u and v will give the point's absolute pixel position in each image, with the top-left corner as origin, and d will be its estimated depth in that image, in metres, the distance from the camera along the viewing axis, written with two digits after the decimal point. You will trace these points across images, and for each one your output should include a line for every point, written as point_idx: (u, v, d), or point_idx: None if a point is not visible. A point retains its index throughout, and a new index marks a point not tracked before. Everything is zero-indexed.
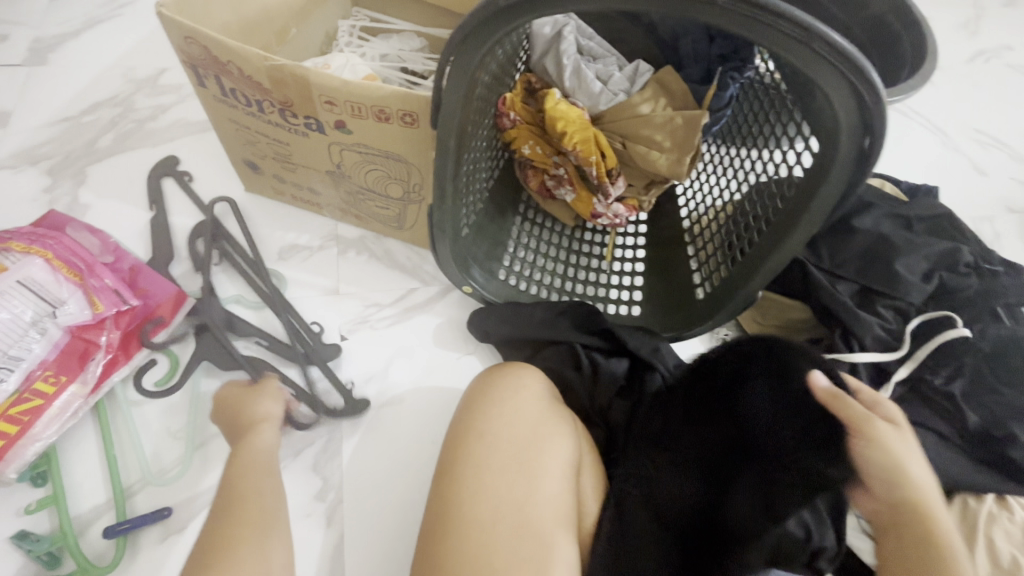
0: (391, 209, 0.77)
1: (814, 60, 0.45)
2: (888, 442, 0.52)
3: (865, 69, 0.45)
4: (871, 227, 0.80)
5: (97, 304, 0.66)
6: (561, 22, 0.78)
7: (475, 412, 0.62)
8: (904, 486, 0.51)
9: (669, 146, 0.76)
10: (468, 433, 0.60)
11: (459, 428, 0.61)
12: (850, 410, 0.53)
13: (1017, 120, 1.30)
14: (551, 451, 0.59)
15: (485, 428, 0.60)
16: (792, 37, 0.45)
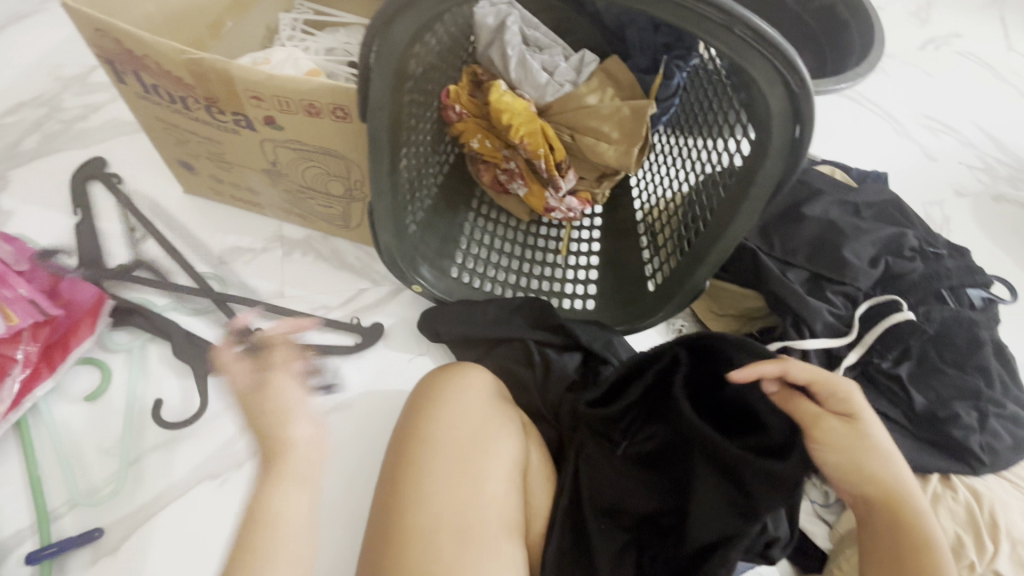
0: (334, 207, 0.75)
1: (740, 45, 0.45)
2: (842, 443, 0.53)
3: (791, 55, 0.44)
4: (820, 214, 0.81)
5: (11, 315, 0.63)
6: (503, 12, 0.76)
7: (422, 416, 0.61)
8: (868, 483, 0.53)
9: (617, 137, 0.75)
10: (412, 439, 0.60)
11: (405, 433, 0.60)
12: (802, 412, 0.54)
13: (964, 106, 1.33)
14: (497, 454, 0.59)
15: (430, 433, 0.59)
16: (716, 22, 0.44)
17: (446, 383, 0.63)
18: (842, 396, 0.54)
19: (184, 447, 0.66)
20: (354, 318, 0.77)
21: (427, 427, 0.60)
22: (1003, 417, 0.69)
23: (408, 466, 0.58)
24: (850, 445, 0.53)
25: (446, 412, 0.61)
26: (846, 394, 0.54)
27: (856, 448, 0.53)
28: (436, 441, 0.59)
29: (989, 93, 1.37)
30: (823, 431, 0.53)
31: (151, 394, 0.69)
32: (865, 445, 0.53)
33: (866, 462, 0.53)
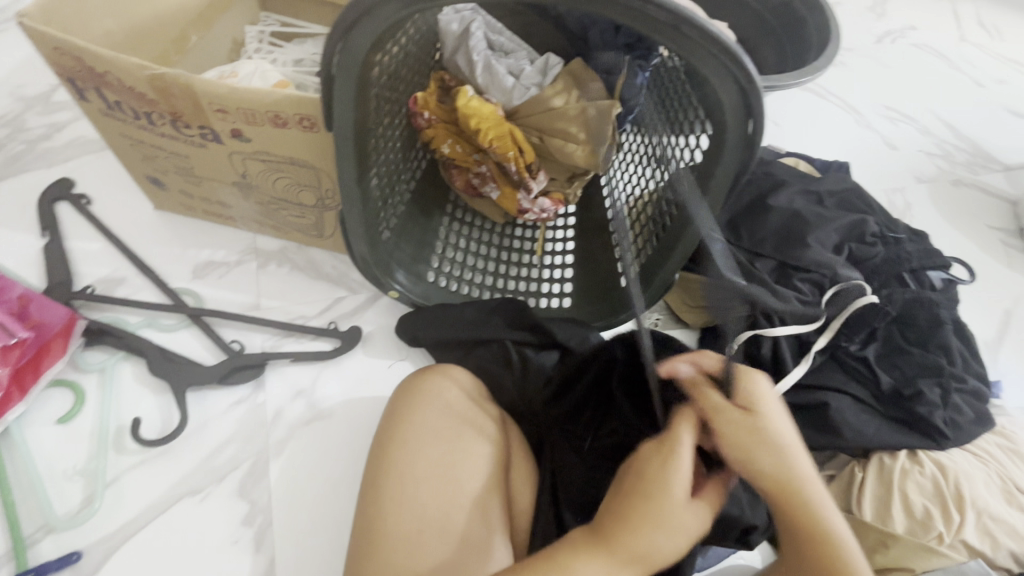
0: (307, 217, 0.76)
1: (689, 44, 0.47)
2: (734, 429, 0.48)
3: (737, 53, 0.46)
4: (785, 204, 0.83)
5: None
6: (468, 18, 0.77)
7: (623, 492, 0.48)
8: (759, 476, 0.47)
9: (584, 137, 0.76)
10: (635, 516, 0.47)
11: (624, 492, 0.48)
12: (707, 399, 0.51)
13: (921, 96, 1.38)
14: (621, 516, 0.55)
15: (673, 514, 0.46)
16: (664, 23, 0.46)
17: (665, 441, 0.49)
18: (743, 390, 0.50)
19: (164, 464, 0.66)
20: (332, 324, 0.77)
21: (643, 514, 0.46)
22: (964, 392, 0.72)
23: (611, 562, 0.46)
24: (745, 438, 0.48)
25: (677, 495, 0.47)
26: (752, 388, 0.51)
27: (757, 436, 0.48)
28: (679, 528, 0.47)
29: (943, 82, 1.42)
30: (724, 422, 0.49)
31: (128, 412, 0.68)
32: (762, 435, 0.48)
33: (760, 458, 0.47)
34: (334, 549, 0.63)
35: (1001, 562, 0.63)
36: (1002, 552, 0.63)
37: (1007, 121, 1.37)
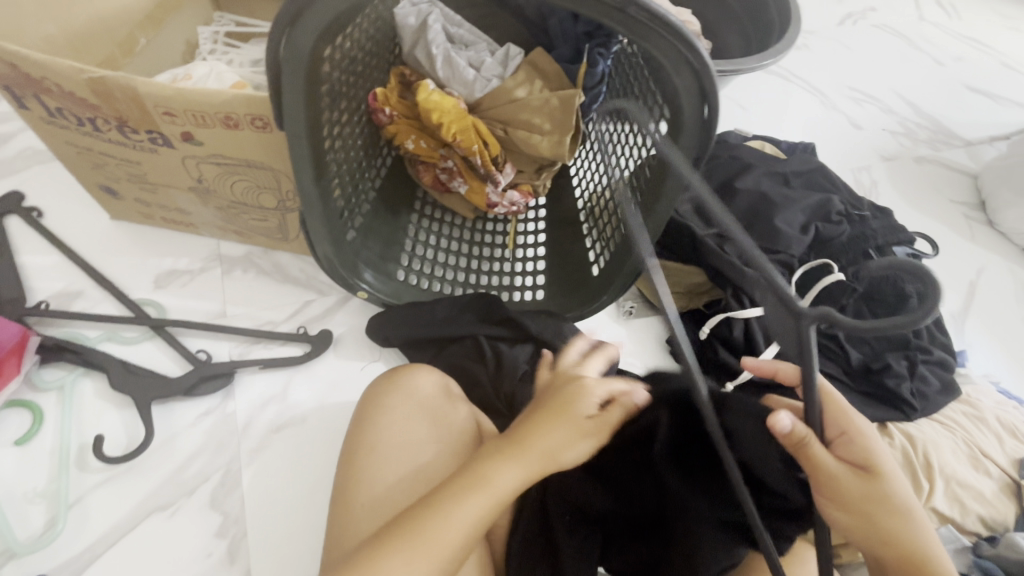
0: (270, 220, 0.74)
1: (638, 27, 0.46)
2: (853, 498, 0.48)
3: (688, 35, 0.47)
4: (752, 187, 0.84)
5: None
6: (424, 12, 0.76)
7: (537, 406, 0.53)
8: (881, 547, 0.49)
9: (549, 128, 0.76)
10: (544, 418, 0.50)
11: (543, 407, 0.52)
12: (821, 467, 0.47)
13: (883, 75, 1.40)
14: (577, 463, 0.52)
15: (581, 425, 0.50)
16: (612, 6, 0.45)
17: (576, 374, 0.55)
18: (860, 446, 0.50)
19: (129, 481, 0.64)
20: (301, 328, 0.76)
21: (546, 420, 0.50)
22: (930, 362, 0.74)
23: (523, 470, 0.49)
24: (863, 503, 0.48)
25: (578, 420, 0.50)
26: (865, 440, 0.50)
27: (881, 501, 0.49)
28: (573, 424, 0.50)
29: (905, 61, 1.45)
30: (834, 486, 0.48)
31: (90, 429, 0.66)
32: (878, 501, 0.49)
33: (886, 520, 0.48)
34: (310, 556, 0.62)
35: (971, 527, 0.64)
36: (971, 517, 0.64)
37: (966, 98, 1.40)
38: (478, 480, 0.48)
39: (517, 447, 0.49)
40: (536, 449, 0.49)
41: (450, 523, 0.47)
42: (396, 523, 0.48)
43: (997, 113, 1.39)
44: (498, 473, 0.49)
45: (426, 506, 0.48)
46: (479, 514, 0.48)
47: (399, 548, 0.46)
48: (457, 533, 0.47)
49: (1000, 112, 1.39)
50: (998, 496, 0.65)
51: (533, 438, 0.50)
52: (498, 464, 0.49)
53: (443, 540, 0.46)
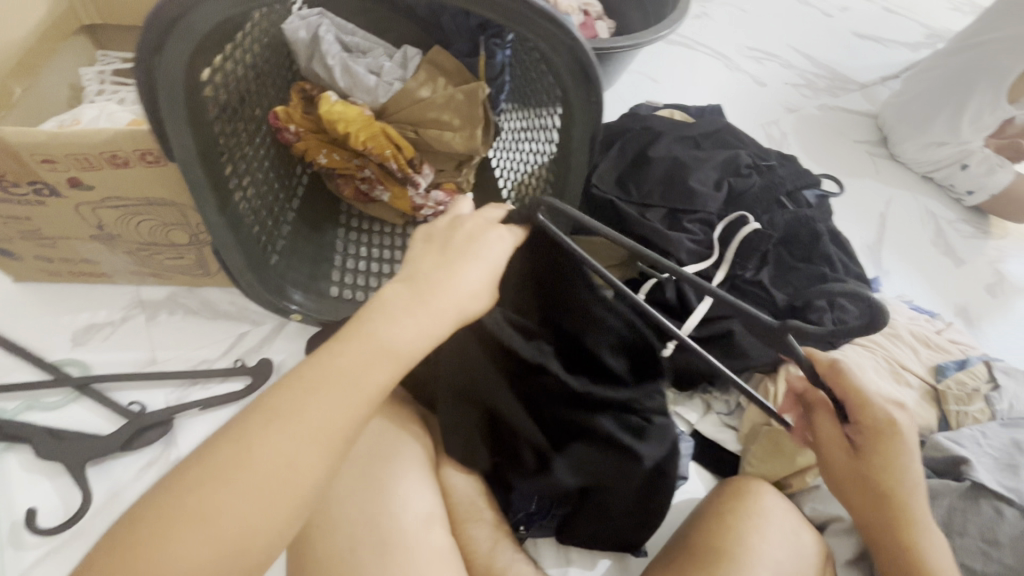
0: (187, 257, 0.72)
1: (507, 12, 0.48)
2: (848, 464, 0.56)
3: (558, 17, 0.49)
4: (665, 153, 0.87)
5: None
6: (314, 23, 0.74)
7: (438, 273, 0.47)
8: (868, 508, 0.56)
9: (459, 123, 0.77)
10: (431, 272, 0.47)
11: (434, 260, 0.48)
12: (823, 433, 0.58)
13: (779, 33, 1.48)
14: (475, 308, 0.48)
15: (474, 256, 0.48)
16: None
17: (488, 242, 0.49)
18: (884, 450, 0.54)
19: (71, 552, 0.60)
20: (239, 361, 0.74)
21: (455, 278, 0.47)
22: (846, 292, 0.79)
23: (427, 330, 0.45)
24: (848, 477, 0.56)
25: (488, 259, 0.49)
26: (899, 445, 0.55)
27: (876, 470, 0.55)
28: (478, 286, 0.48)
29: (797, 17, 1.53)
30: (831, 449, 0.57)
31: (22, 505, 0.62)
32: (875, 471, 0.55)
33: (878, 487, 0.55)
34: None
35: None
36: None
37: (857, 44, 1.50)
38: (365, 339, 0.44)
39: (417, 306, 0.45)
40: (445, 311, 0.46)
41: (346, 403, 0.42)
42: (270, 401, 0.41)
43: (885, 55, 1.49)
44: (387, 332, 0.44)
45: (306, 380, 0.42)
46: (384, 380, 0.43)
47: (280, 432, 0.40)
48: (354, 409, 0.42)
49: (887, 54, 1.49)
50: (920, 403, 0.70)
51: (434, 300, 0.46)
52: (391, 322, 0.44)
53: (332, 417, 0.41)
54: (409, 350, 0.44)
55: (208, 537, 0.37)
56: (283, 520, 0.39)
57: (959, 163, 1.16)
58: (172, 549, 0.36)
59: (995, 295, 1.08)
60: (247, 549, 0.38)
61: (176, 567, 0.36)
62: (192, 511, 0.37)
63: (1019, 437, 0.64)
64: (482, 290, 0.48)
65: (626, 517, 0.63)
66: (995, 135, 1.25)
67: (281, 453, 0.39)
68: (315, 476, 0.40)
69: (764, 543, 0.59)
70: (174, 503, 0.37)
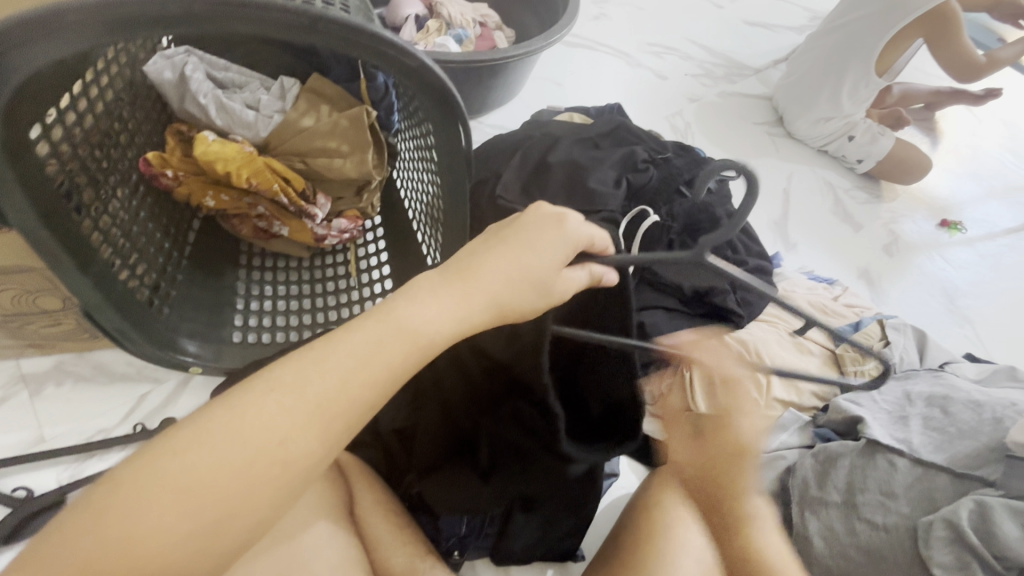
0: (65, 322, 0.67)
1: (340, 39, 0.47)
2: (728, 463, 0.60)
3: (388, 38, 0.48)
4: (564, 157, 0.88)
5: None
6: (179, 62, 0.70)
7: (481, 257, 0.45)
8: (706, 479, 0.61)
9: (348, 149, 0.76)
10: (473, 256, 0.46)
11: (482, 243, 0.47)
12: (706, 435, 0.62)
13: (675, 27, 1.54)
14: (527, 300, 0.45)
15: (531, 244, 0.45)
16: (299, 26, 0.45)
17: (538, 227, 0.46)
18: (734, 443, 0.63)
19: None
20: (139, 426, 0.69)
21: (500, 264, 0.45)
22: (749, 271, 0.82)
23: (451, 312, 0.43)
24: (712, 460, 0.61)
25: (547, 254, 0.45)
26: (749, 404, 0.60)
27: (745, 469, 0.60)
28: (519, 271, 0.44)
29: (690, 10, 1.60)
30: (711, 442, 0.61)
31: None
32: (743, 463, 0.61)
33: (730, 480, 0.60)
34: None
35: (808, 404, 0.74)
36: (806, 395, 0.74)
37: (748, 32, 1.58)
38: (383, 318, 0.42)
39: (447, 286, 0.44)
40: (480, 298, 0.44)
41: (349, 389, 0.40)
42: (274, 371, 0.40)
43: (774, 39, 1.58)
44: (411, 312, 0.43)
45: (311, 353, 0.41)
46: (399, 363, 0.42)
47: (282, 404, 0.38)
48: (361, 390, 0.40)
49: (776, 39, 1.58)
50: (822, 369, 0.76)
51: (472, 283, 0.44)
52: (413, 303, 0.43)
53: (342, 394, 0.40)
54: (427, 332, 0.43)
55: (181, 511, 0.34)
56: (268, 502, 0.37)
57: (846, 134, 1.23)
58: (137, 519, 0.34)
59: (892, 254, 1.16)
60: (220, 536, 0.35)
61: (139, 539, 0.33)
62: (162, 480, 0.35)
63: (909, 389, 0.69)
64: (534, 275, 0.45)
65: (551, 534, 0.65)
66: (878, 105, 1.34)
67: (280, 429, 0.37)
68: (310, 460, 0.38)
69: (689, 530, 0.61)
70: (158, 465, 0.35)
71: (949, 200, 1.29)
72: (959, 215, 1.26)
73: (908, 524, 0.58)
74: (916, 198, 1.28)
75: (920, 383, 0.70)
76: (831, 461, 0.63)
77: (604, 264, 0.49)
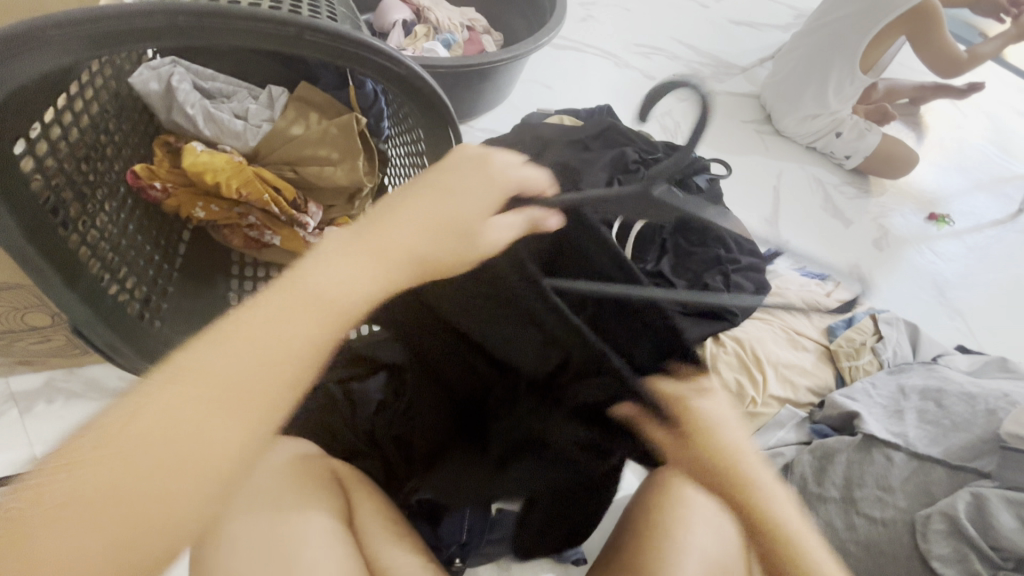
0: (54, 338, 0.66)
1: (326, 49, 0.46)
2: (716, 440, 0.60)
3: (374, 45, 0.48)
4: (555, 160, 0.88)
5: None
6: (165, 73, 0.69)
7: (390, 220, 0.53)
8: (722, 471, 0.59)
9: (338, 157, 0.75)
10: (372, 237, 0.52)
11: (393, 206, 0.56)
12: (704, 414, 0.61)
13: (662, 28, 1.55)
14: (439, 249, 0.54)
15: (448, 196, 0.55)
16: (285, 36, 0.45)
17: (458, 169, 0.56)
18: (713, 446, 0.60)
19: None
20: None
21: (413, 212, 0.54)
22: (742, 269, 0.82)
23: (364, 266, 0.51)
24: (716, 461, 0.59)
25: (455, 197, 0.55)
26: (715, 439, 0.60)
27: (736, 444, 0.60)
28: (432, 216, 0.54)
29: (677, 11, 1.61)
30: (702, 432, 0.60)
31: None
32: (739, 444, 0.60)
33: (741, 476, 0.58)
34: None
35: (803, 400, 0.75)
36: (802, 391, 0.76)
37: (734, 32, 1.59)
38: (275, 299, 0.48)
39: (358, 248, 0.52)
40: (397, 244, 0.52)
41: (252, 378, 0.44)
42: (177, 364, 0.44)
43: (760, 38, 1.59)
44: (315, 280, 0.49)
45: (206, 348, 0.45)
46: (298, 339, 0.47)
47: (183, 394, 0.42)
48: (264, 369, 0.45)
49: (762, 38, 1.59)
50: (817, 364, 0.78)
51: (382, 241, 0.52)
52: (310, 276, 0.49)
53: (244, 377, 0.44)
54: (331, 296, 0.48)
55: (97, 527, 0.37)
56: (193, 492, 0.41)
57: (834, 131, 1.24)
58: (56, 541, 0.36)
59: (882, 249, 1.17)
60: (141, 543, 0.39)
61: (61, 563, 0.36)
62: (78, 488, 0.38)
63: (903, 383, 0.69)
64: (453, 221, 0.54)
65: (558, 526, 0.62)
66: (864, 102, 1.35)
67: (188, 419, 0.41)
68: (229, 446, 0.43)
69: (690, 533, 0.58)
70: (73, 482, 0.38)
71: (936, 193, 1.30)
72: (946, 208, 1.28)
73: (906, 518, 0.58)
74: (904, 193, 1.29)
75: (914, 377, 0.70)
76: (829, 457, 0.64)
77: (541, 210, 0.60)
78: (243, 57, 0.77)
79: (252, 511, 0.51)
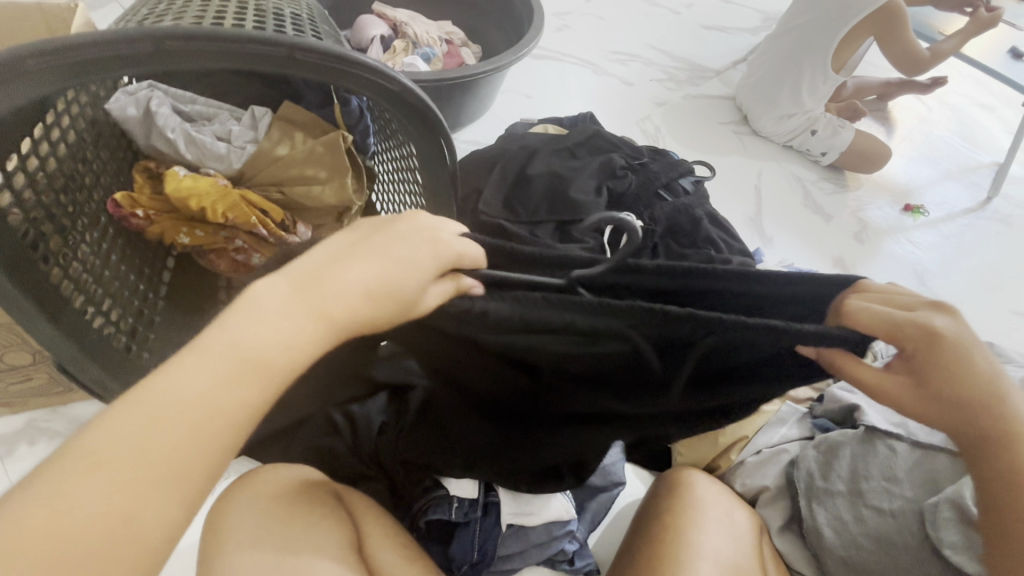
0: (35, 376, 0.63)
1: (316, 68, 0.46)
2: (961, 362, 0.37)
3: (365, 61, 0.47)
4: (543, 169, 0.89)
5: None
6: (143, 98, 0.68)
7: (331, 271, 0.38)
8: (969, 416, 0.39)
9: (326, 175, 0.74)
10: (308, 293, 0.37)
11: (341, 251, 0.40)
12: (936, 344, 0.36)
13: (636, 35, 1.57)
14: (388, 305, 0.38)
15: (394, 255, 0.39)
16: (275, 56, 0.44)
17: (404, 236, 0.40)
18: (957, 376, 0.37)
19: None
20: None
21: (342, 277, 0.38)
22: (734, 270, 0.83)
23: (304, 332, 0.37)
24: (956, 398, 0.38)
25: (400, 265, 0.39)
26: (972, 359, 0.37)
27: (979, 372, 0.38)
28: (379, 284, 0.38)
29: (649, 18, 1.64)
30: (943, 354, 0.37)
31: None
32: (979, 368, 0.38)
33: (983, 405, 0.39)
34: None
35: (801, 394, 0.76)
36: None
37: (706, 36, 1.63)
38: (222, 348, 0.35)
39: (300, 301, 0.37)
40: (336, 313, 0.37)
41: (212, 420, 0.34)
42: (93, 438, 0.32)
43: (730, 42, 1.63)
44: (258, 337, 0.35)
45: (137, 411, 0.33)
46: (255, 402, 0.35)
47: (112, 477, 0.31)
48: (214, 441, 0.34)
49: (732, 42, 1.63)
50: None
51: (325, 296, 0.37)
52: (256, 324, 0.36)
53: (191, 450, 0.33)
54: (282, 359, 0.36)
55: None
56: None
57: (809, 129, 1.28)
58: None
59: (863, 241, 1.20)
60: None
61: None
62: None
63: None
64: (397, 290, 0.38)
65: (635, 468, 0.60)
66: (834, 100, 1.40)
67: (115, 506, 0.31)
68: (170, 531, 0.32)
69: (702, 534, 0.60)
70: None
71: (909, 185, 1.34)
72: (920, 199, 1.32)
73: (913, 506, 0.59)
74: (879, 186, 1.33)
75: None
76: (833, 450, 0.65)
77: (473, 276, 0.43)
78: (223, 79, 0.76)
79: (255, 545, 0.49)
